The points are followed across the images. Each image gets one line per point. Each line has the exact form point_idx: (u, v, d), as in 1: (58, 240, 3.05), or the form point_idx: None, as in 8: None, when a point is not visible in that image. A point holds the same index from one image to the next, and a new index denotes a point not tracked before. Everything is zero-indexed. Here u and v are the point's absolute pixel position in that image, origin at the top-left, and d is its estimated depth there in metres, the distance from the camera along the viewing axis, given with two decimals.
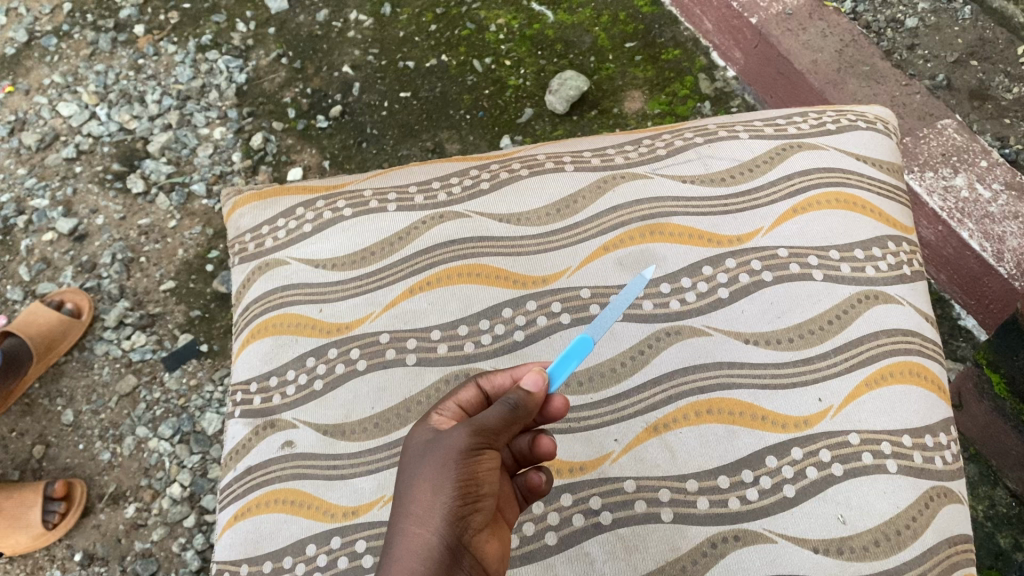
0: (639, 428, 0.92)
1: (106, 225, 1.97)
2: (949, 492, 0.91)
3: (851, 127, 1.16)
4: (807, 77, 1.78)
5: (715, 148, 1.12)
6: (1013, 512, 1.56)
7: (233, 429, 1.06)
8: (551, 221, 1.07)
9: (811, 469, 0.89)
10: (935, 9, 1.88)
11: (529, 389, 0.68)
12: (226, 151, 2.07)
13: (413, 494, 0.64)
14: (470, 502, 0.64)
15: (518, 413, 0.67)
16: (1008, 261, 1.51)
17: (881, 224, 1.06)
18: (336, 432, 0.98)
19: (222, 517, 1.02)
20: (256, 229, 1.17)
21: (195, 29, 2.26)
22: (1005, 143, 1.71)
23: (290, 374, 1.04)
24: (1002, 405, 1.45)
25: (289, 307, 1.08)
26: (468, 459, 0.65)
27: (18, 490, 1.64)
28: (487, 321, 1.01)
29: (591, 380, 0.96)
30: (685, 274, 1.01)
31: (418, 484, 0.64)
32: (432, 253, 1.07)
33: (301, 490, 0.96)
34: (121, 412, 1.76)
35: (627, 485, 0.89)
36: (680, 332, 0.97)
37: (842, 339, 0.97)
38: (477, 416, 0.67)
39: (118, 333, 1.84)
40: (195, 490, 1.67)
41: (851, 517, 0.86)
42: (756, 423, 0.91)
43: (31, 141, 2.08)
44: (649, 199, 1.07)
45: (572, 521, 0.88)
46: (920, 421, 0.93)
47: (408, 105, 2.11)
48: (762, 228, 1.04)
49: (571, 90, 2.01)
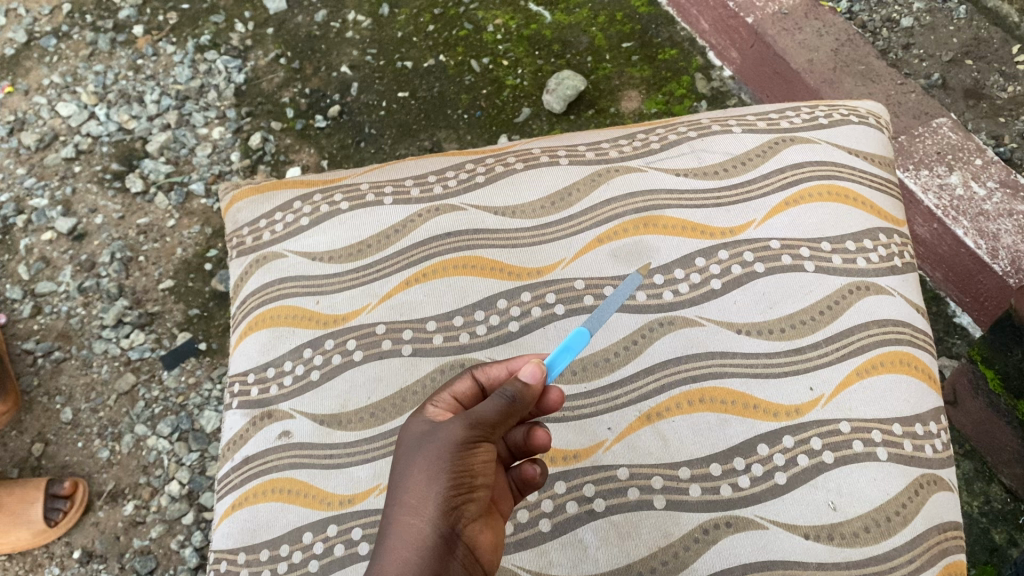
0: (632, 416, 0.93)
1: (105, 225, 1.98)
2: (939, 480, 0.92)
3: (843, 121, 1.17)
4: (802, 77, 1.80)
5: (708, 142, 1.13)
6: (1008, 508, 1.57)
7: (232, 420, 1.07)
8: (545, 214, 1.09)
9: (802, 457, 0.89)
10: (930, 9, 1.90)
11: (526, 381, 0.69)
12: (225, 151, 2.08)
13: (407, 484, 0.65)
14: (464, 493, 0.65)
15: (516, 405, 0.69)
16: (1002, 259, 1.52)
17: (873, 216, 1.08)
18: (332, 422, 0.99)
19: (219, 508, 1.03)
20: (253, 224, 1.18)
21: (194, 29, 2.27)
22: (1000, 141, 1.73)
23: (287, 365, 1.04)
24: (996, 401, 1.46)
25: (286, 299, 1.09)
26: (463, 451, 0.65)
27: (18, 487, 1.64)
28: (482, 312, 1.02)
29: (584, 370, 0.96)
30: (678, 266, 1.02)
31: (413, 475, 0.65)
32: (428, 245, 1.08)
33: (298, 480, 0.97)
34: (119, 410, 1.76)
35: (621, 472, 0.90)
36: (673, 323, 0.98)
37: (833, 329, 0.98)
38: (474, 409, 0.68)
39: (116, 332, 1.84)
40: (193, 487, 1.68)
41: (842, 504, 0.87)
42: (748, 412, 0.92)
43: (31, 141, 2.09)
44: (642, 192, 1.08)
45: (566, 509, 0.89)
46: (910, 410, 0.94)
47: (406, 106, 2.13)
48: (754, 220, 1.05)
49: (568, 90, 2.02)
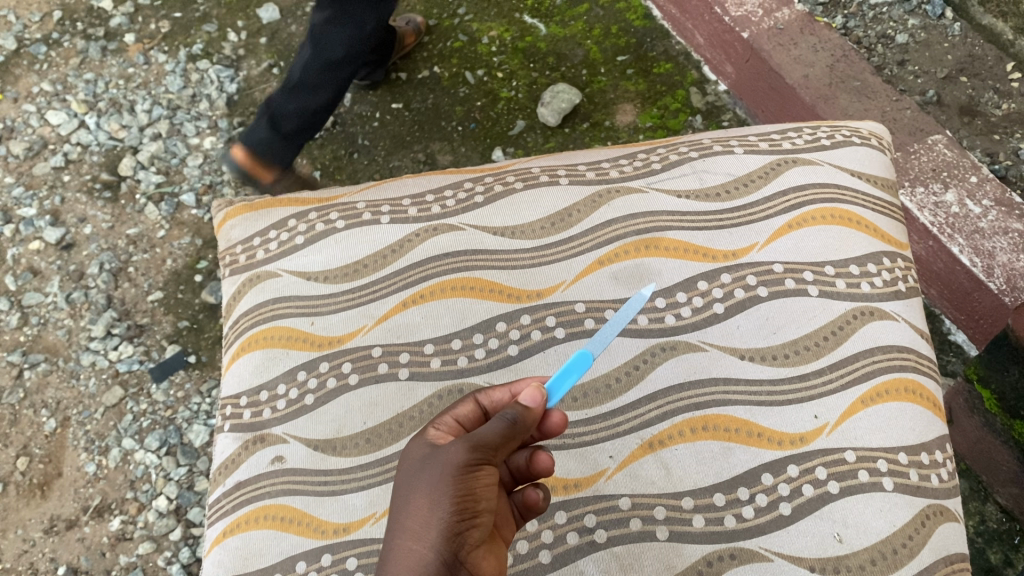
0: (634, 444, 0.91)
1: (94, 235, 1.95)
2: (945, 511, 0.90)
3: (845, 143, 1.16)
4: (798, 92, 1.79)
5: (709, 163, 1.12)
6: (1003, 528, 1.55)
7: (222, 443, 1.04)
8: (546, 235, 1.07)
9: (807, 487, 0.88)
10: (925, 26, 1.90)
11: (526, 404, 0.68)
12: (216, 161, 2.05)
13: (411, 505, 0.63)
14: (467, 518, 0.62)
15: (517, 428, 0.67)
16: (997, 277, 1.51)
17: (876, 240, 1.07)
18: (327, 448, 0.96)
19: (210, 534, 1.00)
20: (246, 241, 1.15)
21: (186, 38, 2.25)
22: (994, 159, 1.72)
23: (280, 389, 1.02)
24: (993, 421, 1.46)
25: (280, 320, 1.06)
26: (466, 474, 0.63)
27: None
28: (480, 335, 1.00)
29: (584, 398, 0.95)
30: (681, 289, 1.00)
31: (416, 498, 0.63)
32: (425, 265, 1.06)
33: (291, 506, 0.94)
34: (107, 424, 1.73)
35: (622, 502, 0.88)
36: (675, 348, 0.97)
37: (837, 355, 0.96)
38: (475, 431, 0.66)
39: (104, 344, 1.81)
40: (181, 503, 1.64)
41: (848, 536, 0.85)
42: (752, 440, 0.91)
43: (19, 150, 2.07)
44: (644, 213, 1.07)
45: (566, 540, 0.86)
46: (915, 438, 0.93)
47: (399, 117, 2.11)
48: (757, 244, 1.04)
49: (562, 103, 2.03)
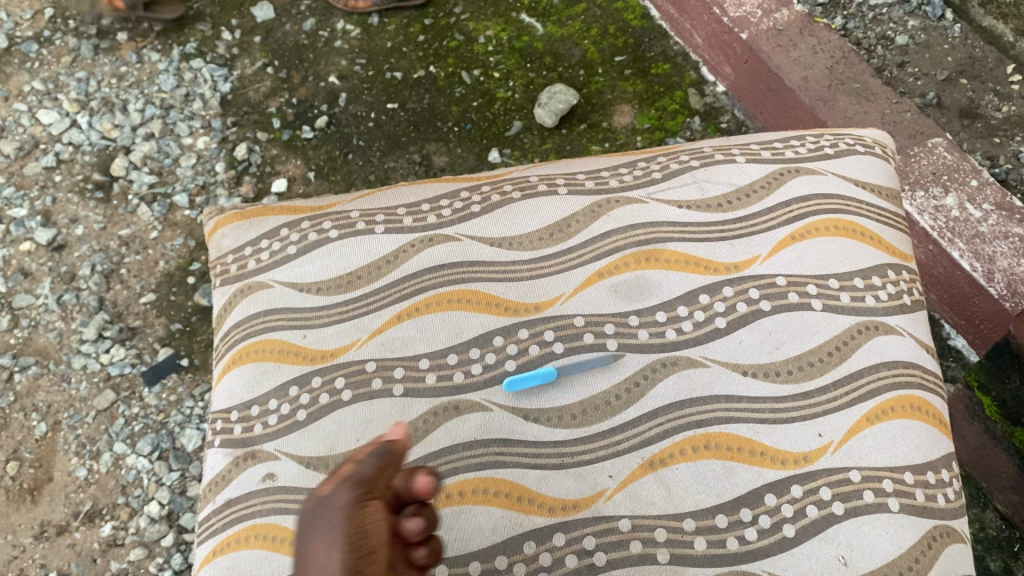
0: (635, 463, 0.89)
1: (86, 236, 1.92)
2: (951, 531, 0.89)
3: (848, 151, 1.14)
4: (797, 94, 1.77)
5: (710, 173, 1.10)
6: (1003, 535, 1.51)
7: (213, 459, 1.01)
8: (544, 246, 1.04)
9: (811, 508, 0.86)
10: (925, 27, 1.87)
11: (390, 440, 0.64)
12: (210, 162, 2.02)
13: (310, 561, 0.59)
14: (366, 553, 0.58)
15: (388, 459, 0.63)
16: (998, 282, 1.49)
17: (881, 252, 1.05)
18: (319, 466, 0.94)
19: (199, 552, 0.97)
20: (238, 250, 1.13)
21: (180, 36, 2.22)
22: (995, 162, 1.70)
23: (272, 404, 1.00)
24: (993, 428, 1.45)
25: (272, 332, 1.04)
26: (354, 510, 0.60)
27: None
28: (477, 350, 0.98)
29: (583, 415, 0.92)
30: (682, 303, 0.98)
31: (314, 544, 0.59)
32: (420, 277, 1.03)
33: (282, 526, 0.92)
34: (98, 428, 1.70)
35: (623, 524, 0.86)
36: (677, 363, 0.94)
37: (842, 371, 0.94)
38: (355, 470, 0.63)
39: (95, 347, 1.78)
40: (172, 508, 1.61)
41: (853, 559, 0.83)
42: (754, 459, 0.88)
43: (9, 149, 2.03)
44: (644, 224, 1.04)
45: (565, 562, 0.84)
46: (922, 457, 0.91)
47: (395, 117, 2.08)
48: (760, 255, 1.01)
49: (560, 104, 1.99)
